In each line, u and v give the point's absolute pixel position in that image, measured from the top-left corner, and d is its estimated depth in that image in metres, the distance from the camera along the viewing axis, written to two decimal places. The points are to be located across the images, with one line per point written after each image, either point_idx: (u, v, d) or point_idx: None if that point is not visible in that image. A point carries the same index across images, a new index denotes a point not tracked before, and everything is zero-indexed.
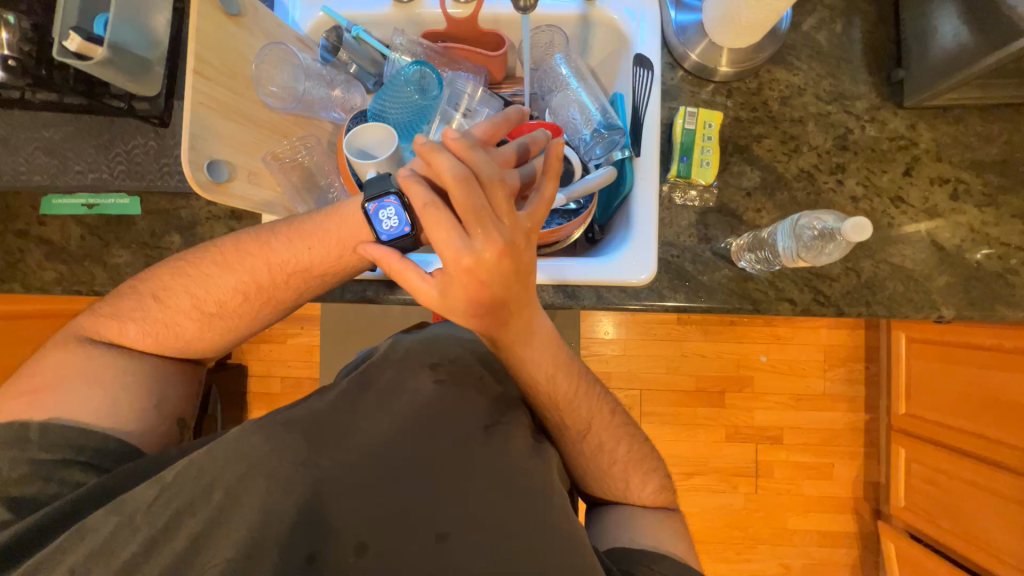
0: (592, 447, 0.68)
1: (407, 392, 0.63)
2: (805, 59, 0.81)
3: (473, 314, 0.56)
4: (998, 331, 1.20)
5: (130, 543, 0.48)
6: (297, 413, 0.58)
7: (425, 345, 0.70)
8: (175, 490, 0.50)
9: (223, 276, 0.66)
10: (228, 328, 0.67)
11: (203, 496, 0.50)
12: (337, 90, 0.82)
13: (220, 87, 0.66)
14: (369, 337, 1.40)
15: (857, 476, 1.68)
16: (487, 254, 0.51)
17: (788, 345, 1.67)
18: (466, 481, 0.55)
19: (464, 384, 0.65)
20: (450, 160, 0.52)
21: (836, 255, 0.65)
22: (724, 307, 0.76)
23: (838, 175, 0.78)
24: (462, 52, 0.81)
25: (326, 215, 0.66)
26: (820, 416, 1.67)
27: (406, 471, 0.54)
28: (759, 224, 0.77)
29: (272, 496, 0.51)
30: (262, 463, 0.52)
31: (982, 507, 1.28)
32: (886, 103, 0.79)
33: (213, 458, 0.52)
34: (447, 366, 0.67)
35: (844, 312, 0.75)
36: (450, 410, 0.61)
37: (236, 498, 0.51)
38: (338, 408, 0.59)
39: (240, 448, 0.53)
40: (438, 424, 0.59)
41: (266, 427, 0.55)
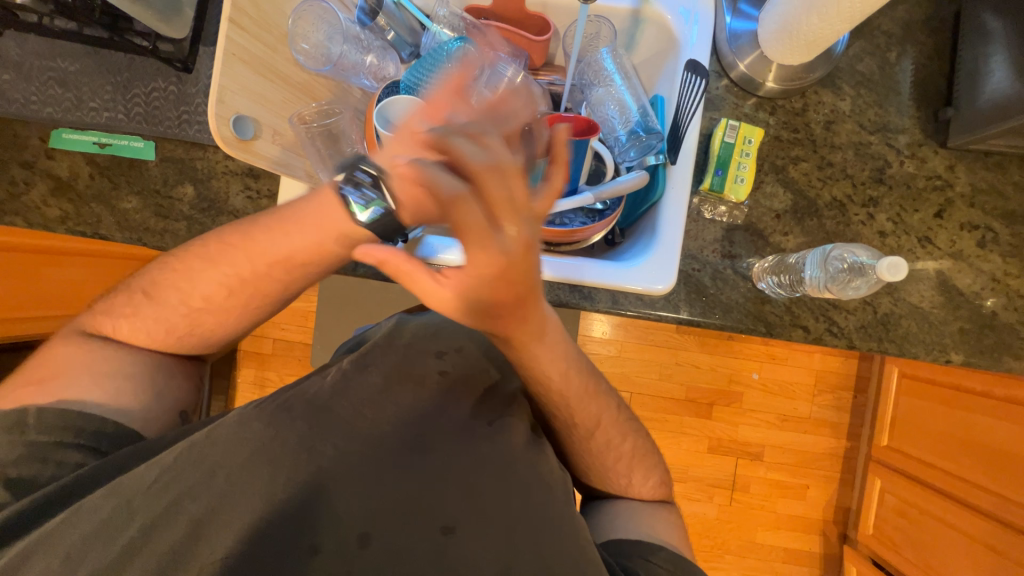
0: (589, 444, 0.68)
1: (415, 378, 0.62)
2: (854, 85, 0.79)
3: (482, 310, 0.53)
4: (991, 379, 1.22)
5: (131, 507, 0.48)
6: (300, 398, 0.57)
7: (431, 332, 0.68)
8: (177, 471, 0.50)
9: (204, 274, 0.63)
10: (218, 324, 0.65)
11: (205, 481, 0.50)
12: (371, 56, 0.77)
13: (254, 39, 0.63)
14: (369, 309, 1.39)
15: (829, 499, 1.72)
16: (520, 252, 0.47)
17: (781, 365, 1.68)
18: (472, 477, 0.55)
19: (472, 375, 0.65)
20: (469, 146, 0.46)
21: (864, 289, 0.67)
22: (737, 326, 0.75)
23: (870, 208, 0.77)
24: (505, 32, 0.78)
25: (332, 190, 0.61)
26: (802, 438, 1.70)
27: (409, 468, 0.54)
28: (784, 247, 0.77)
29: (277, 476, 0.51)
30: (265, 450, 0.52)
31: (947, 545, 1.31)
32: (929, 140, 0.78)
33: (213, 445, 0.51)
34: (454, 355, 0.66)
35: (855, 345, 0.75)
36: (458, 403, 0.61)
37: (240, 472, 0.50)
38: (344, 390, 0.59)
39: (246, 426, 0.53)
40: (446, 416, 0.59)
41: (267, 415, 0.55)
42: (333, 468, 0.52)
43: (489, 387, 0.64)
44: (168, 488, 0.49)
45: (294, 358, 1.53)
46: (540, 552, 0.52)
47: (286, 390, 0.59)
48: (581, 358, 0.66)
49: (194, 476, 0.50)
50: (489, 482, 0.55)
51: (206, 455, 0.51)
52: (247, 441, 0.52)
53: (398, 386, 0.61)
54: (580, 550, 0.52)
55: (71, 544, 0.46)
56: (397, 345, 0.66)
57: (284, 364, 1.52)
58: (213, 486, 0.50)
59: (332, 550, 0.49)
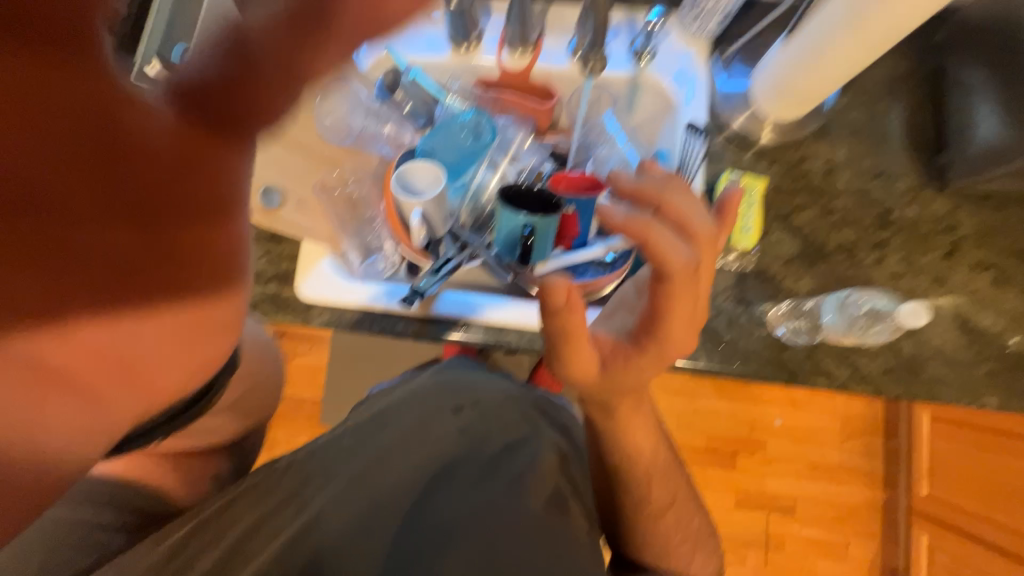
0: (614, 507, 0.65)
1: (431, 438, 0.61)
2: (846, 136, 0.83)
3: (626, 373, 0.48)
4: None
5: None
6: (315, 460, 0.60)
7: (446, 386, 0.67)
8: (197, 547, 0.52)
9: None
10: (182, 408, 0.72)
11: (214, 555, 0.52)
12: (389, 126, 0.84)
13: (284, 118, 0.68)
14: (381, 363, 1.38)
15: (873, 559, 1.58)
16: (682, 323, 0.44)
17: (804, 410, 1.62)
18: (475, 543, 0.52)
19: (490, 430, 0.61)
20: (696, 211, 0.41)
21: (883, 334, 0.72)
22: (758, 374, 0.74)
23: (878, 252, 0.78)
24: (512, 100, 0.84)
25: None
26: (835, 489, 1.60)
27: (405, 540, 0.52)
28: (797, 293, 0.77)
29: (281, 547, 0.52)
30: (271, 519, 0.54)
31: None
32: (927, 185, 0.80)
33: (229, 516, 0.56)
34: (471, 409, 0.64)
35: (882, 391, 0.73)
36: (469, 463, 0.58)
37: (246, 544, 0.53)
38: (363, 450, 0.60)
39: (261, 499, 0.57)
40: (462, 477, 0.57)
41: (280, 481, 0.58)
42: (355, 533, 0.53)
43: (513, 441, 0.60)
44: (187, 564, 0.51)
45: (303, 416, 1.50)
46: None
47: (307, 451, 0.61)
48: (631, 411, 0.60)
49: (213, 551, 0.52)
50: (494, 552, 0.51)
51: (218, 530, 0.54)
52: (259, 513, 0.55)
53: (415, 442, 0.60)
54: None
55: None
56: (413, 400, 0.65)
57: (293, 423, 1.50)
58: (233, 564, 0.51)
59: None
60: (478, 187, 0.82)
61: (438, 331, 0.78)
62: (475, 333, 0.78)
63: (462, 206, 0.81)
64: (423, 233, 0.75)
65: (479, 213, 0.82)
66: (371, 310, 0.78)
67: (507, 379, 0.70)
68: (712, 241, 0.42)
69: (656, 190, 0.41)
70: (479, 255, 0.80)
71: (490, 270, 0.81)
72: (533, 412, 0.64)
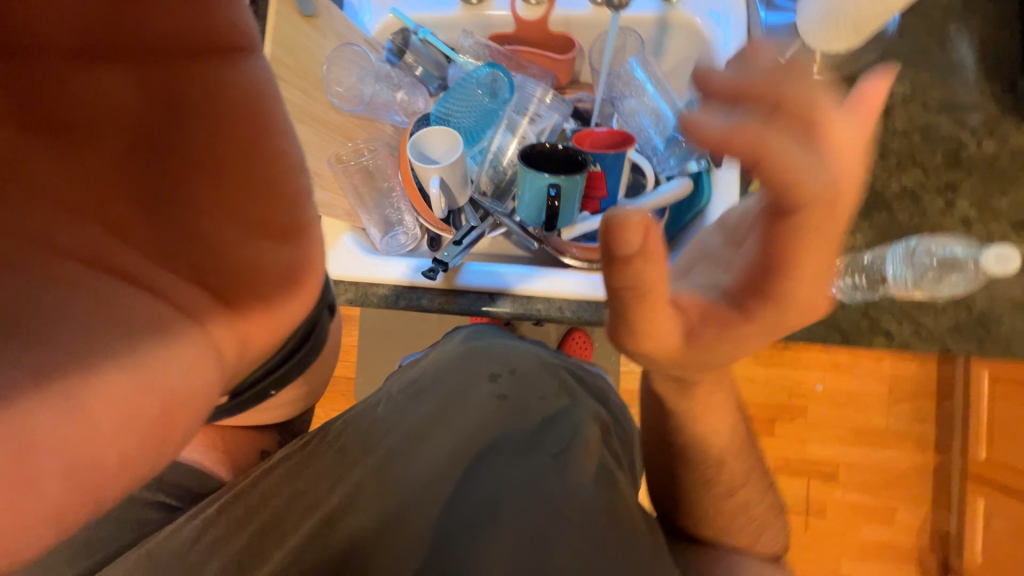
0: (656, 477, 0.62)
1: (470, 404, 0.59)
2: (909, 66, 0.73)
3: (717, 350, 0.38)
4: None
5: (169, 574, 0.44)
6: (352, 435, 0.57)
7: (484, 356, 0.68)
8: (223, 536, 0.46)
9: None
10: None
11: (244, 529, 0.47)
12: (401, 92, 0.79)
13: (293, 89, 0.66)
14: (409, 341, 1.40)
15: (923, 524, 1.53)
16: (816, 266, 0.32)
17: (848, 374, 1.54)
18: (530, 500, 0.47)
19: (528, 396, 0.61)
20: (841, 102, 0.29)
21: (960, 283, 0.66)
22: (811, 334, 0.68)
23: (947, 195, 0.70)
24: (529, 54, 0.78)
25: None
26: (882, 455, 1.53)
27: (458, 500, 0.48)
28: (853, 246, 0.70)
29: (317, 519, 0.47)
30: (307, 492, 0.50)
31: None
32: (1008, 116, 0.70)
33: (259, 492, 0.51)
34: (508, 377, 0.63)
35: (951, 350, 0.66)
36: (516, 425, 0.56)
37: (277, 518, 0.48)
38: (399, 421, 0.57)
39: (293, 475, 0.52)
40: (505, 444, 0.54)
41: (314, 456, 0.55)
42: (393, 504, 0.48)
43: (552, 407, 0.59)
44: (215, 550, 0.45)
45: (338, 394, 1.54)
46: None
47: (339, 427, 0.59)
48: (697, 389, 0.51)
49: (242, 536, 0.46)
50: (558, 512, 0.46)
51: (248, 505, 0.50)
52: (292, 487, 0.51)
53: (451, 412, 0.58)
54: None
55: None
56: (448, 369, 0.65)
57: (329, 401, 1.54)
58: (265, 553, 0.45)
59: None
60: (496, 152, 0.77)
61: (466, 305, 0.75)
62: (502, 305, 0.75)
63: (481, 172, 0.78)
64: (443, 205, 0.71)
65: (500, 179, 0.78)
66: (393, 286, 0.75)
67: (535, 349, 0.73)
68: (863, 147, 0.29)
69: (767, 82, 0.29)
70: (502, 224, 0.76)
71: (514, 238, 0.81)
72: (565, 380, 0.66)
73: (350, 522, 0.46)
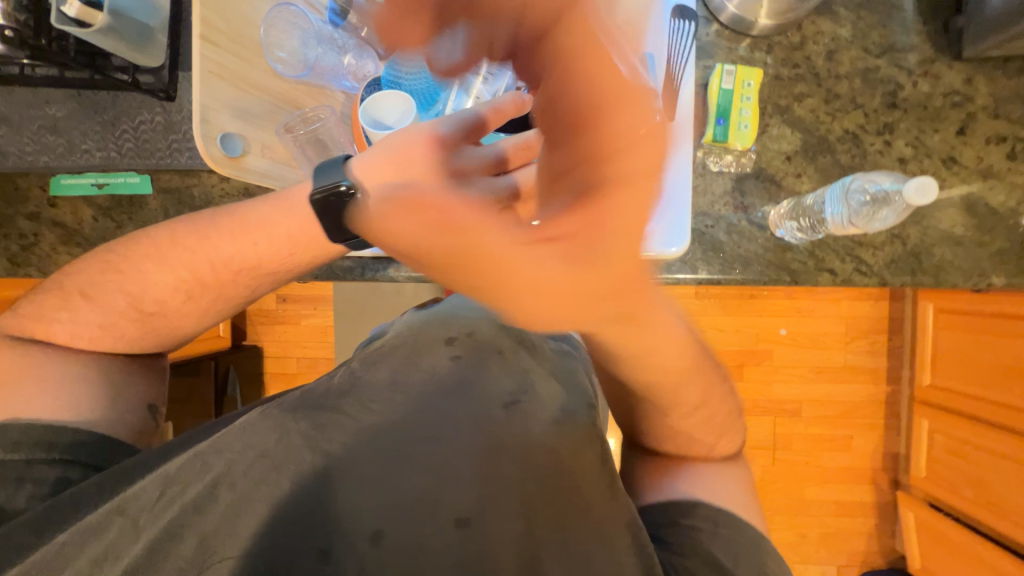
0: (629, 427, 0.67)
1: (423, 366, 0.65)
2: (853, 8, 0.75)
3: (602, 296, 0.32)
4: (1006, 299, 1.20)
5: (137, 525, 0.49)
6: (302, 399, 0.60)
7: (440, 320, 0.72)
8: (180, 483, 0.51)
9: (160, 273, 0.63)
10: (168, 328, 0.66)
11: (200, 475, 0.52)
12: (349, 56, 0.75)
13: (230, 55, 0.62)
14: (383, 313, 1.40)
15: (876, 447, 1.66)
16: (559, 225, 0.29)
17: (809, 318, 1.61)
18: (481, 464, 0.54)
19: (481, 357, 0.66)
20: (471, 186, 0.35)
21: (892, 218, 0.66)
22: (760, 279, 0.73)
23: (886, 136, 0.73)
24: None
25: (299, 192, 0.62)
26: (842, 389, 1.64)
27: (407, 466, 0.54)
28: (799, 190, 0.73)
29: (282, 478, 0.52)
30: (269, 455, 0.54)
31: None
32: (942, 55, 0.74)
33: (217, 449, 0.54)
34: (464, 340, 0.69)
35: (886, 281, 0.72)
36: (473, 391, 0.62)
37: (245, 483, 0.52)
38: (358, 391, 0.61)
39: (253, 430, 0.55)
40: (456, 405, 0.60)
41: (272, 418, 0.57)
42: (336, 456, 0.54)
43: (505, 371, 0.65)
44: (175, 497, 0.50)
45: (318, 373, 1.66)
46: (556, 527, 0.51)
47: (295, 396, 0.60)
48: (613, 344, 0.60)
49: (197, 484, 0.51)
50: (496, 478, 0.53)
51: (205, 459, 0.53)
52: (254, 446, 0.54)
53: (407, 376, 0.63)
54: (596, 525, 0.51)
55: (80, 567, 0.48)
56: (404, 339, 0.69)
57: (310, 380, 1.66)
58: (218, 498, 0.51)
59: (347, 545, 0.49)
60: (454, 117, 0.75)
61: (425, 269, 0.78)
62: None
63: None
64: None
65: None
66: (357, 257, 0.77)
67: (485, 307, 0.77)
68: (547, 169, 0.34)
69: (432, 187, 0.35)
70: None
71: None
72: (518, 340, 0.70)
73: (299, 470, 0.53)
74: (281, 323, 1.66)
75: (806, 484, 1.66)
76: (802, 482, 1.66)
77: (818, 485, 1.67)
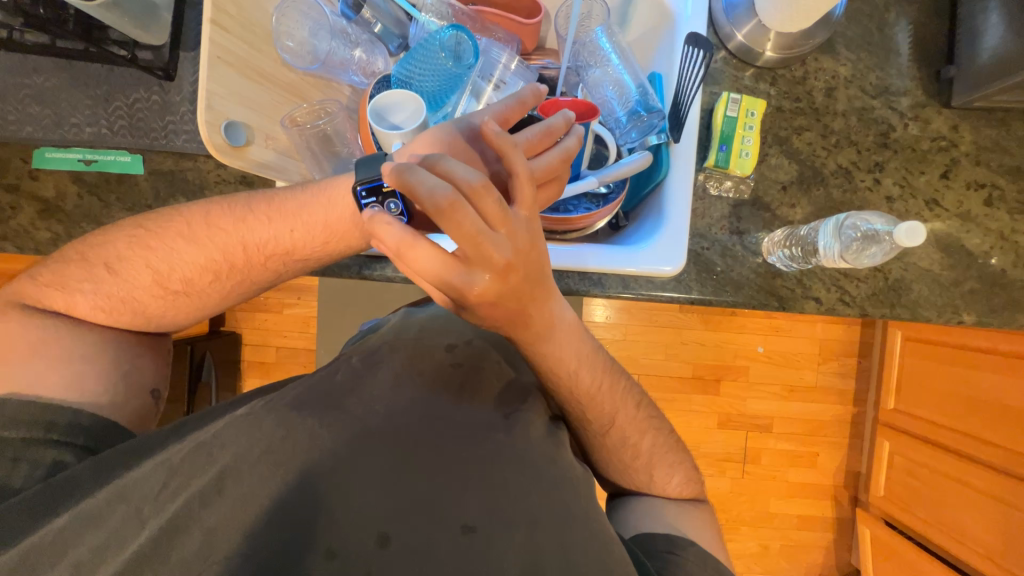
0: (614, 441, 0.69)
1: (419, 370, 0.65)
2: (852, 49, 0.79)
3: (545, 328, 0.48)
4: (972, 333, 1.27)
5: (140, 516, 0.47)
6: (301, 394, 0.58)
7: (436, 324, 0.72)
8: (186, 475, 0.49)
9: (190, 252, 0.62)
10: (194, 308, 0.65)
11: (201, 468, 0.50)
12: (359, 50, 0.75)
13: (239, 42, 0.61)
14: (367, 309, 1.38)
15: (839, 465, 1.73)
16: (519, 254, 0.49)
17: (785, 337, 1.67)
18: (489, 467, 0.54)
19: (476, 363, 0.66)
20: (472, 214, 0.45)
21: (880, 256, 0.69)
22: (750, 302, 0.75)
23: (876, 173, 0.77)
24: (494, 16, 0.76)
25: (337, 183, 0.63)
26: (811, 407, 1.70)
27: (413, 467, 0.53)
28: (792, 220, 0.76)
29: (288, 474, 0.50)
30: (273, 449, 0.51)
31: (974, 516, 1.31)
32: (932, 101, 0.78)
33: (220, 440, 0.51)
34: (463, 347, 0.69)
35: (868, 313, 0.75)
36: (476, 396, 0.62)
37: (250, 473, 0.50)
38: (362, 389, 0.60)
39: (256, 425, 0.53)
40: (460, 411, 0.60)
41: (276, 411, 0.55)
42: (341, 454, 0.52)
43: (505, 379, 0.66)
44: (181, 487, 0.48)
45: (298, 364, 1.62)
46: (567, 537, 0.50)
47: (297, 390, 0.58)
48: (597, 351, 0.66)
49: (203, 476, 0.49)
50: (505, 477, 0.54)
51: (205, 450, 0.51)
52: (258, 440, 0.52)
53: (410, 381, 0.62)
54: (603, 536, 0.52)
55: (79, 557, 0.45)
56: (403, 343, 0.68)
57: (289, 371, 1.62)
58: (223, 491, 0.49)
59: (356, 546, 0.47)
60: None
61: None
62: None
63: None
64: None
65: None
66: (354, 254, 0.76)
67: None
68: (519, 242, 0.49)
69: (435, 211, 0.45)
70: None
71: None
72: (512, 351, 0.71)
73: (306, 468, 0.51)
74: (262, 311, 1.62)
75: (772, 497, 1.72)
76: (768, 496, 1.72)
77: (784, 499, 1.73)
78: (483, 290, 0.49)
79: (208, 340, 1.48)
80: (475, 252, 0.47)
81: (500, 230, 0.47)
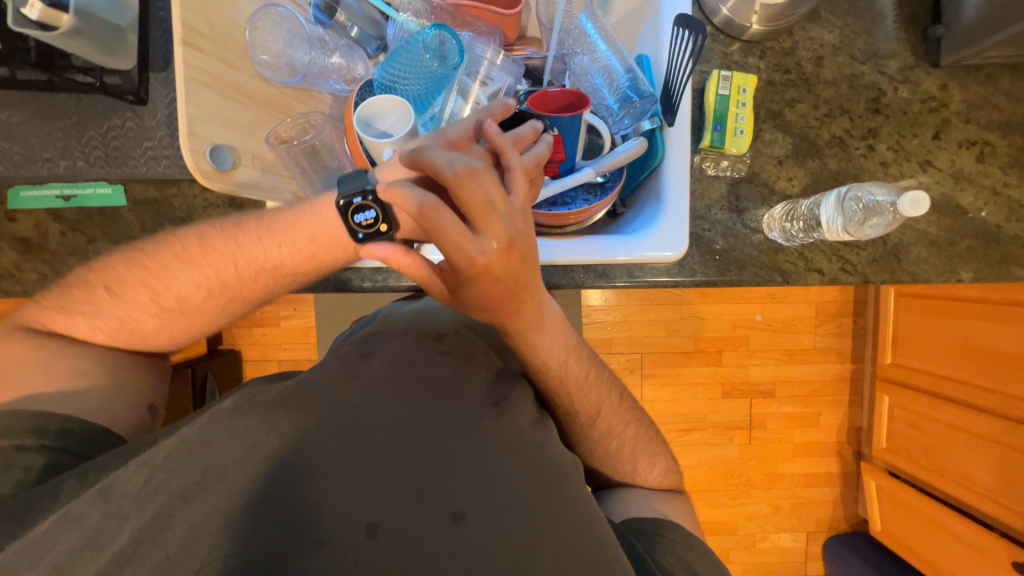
0: (601, 432, 0.69)
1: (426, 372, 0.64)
2: (839, 14, 0.78)
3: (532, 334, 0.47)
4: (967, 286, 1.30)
5: (120, 513, 0.45)
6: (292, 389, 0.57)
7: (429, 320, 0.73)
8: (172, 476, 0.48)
9: (177, 269, 0.61)
10: (187, 324, 0.63)
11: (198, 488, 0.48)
12: (336, 56, 0.73)
13: (214, 61, 0.58)
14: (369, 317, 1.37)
15: (841, 422, 1.77)
16: (522, 231, 0.50)
17: (781, 303, 1.69)
18: (483, 454, 0.54)
19: (474, 362, 0.66)
20: (483, 183, 0.47)
21: (882, 227, 0.70)
22: (754, 280, 0.75)
23: (870, 140, 0.77)
24: (473, 9, 0.74)
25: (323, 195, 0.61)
26: (812, 368, 1.74)
27: (405, 457, 0.52)
28: (791, 193, 0.76)
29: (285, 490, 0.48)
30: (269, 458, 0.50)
31: (975, 462, 1.36)
32: (920, 62, 0.77)
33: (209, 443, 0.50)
34: (452, 337, 0.71)
35: (870, 280, 0.76)
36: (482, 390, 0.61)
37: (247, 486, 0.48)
38: (358, 383, 0.59)
39: (240, 422, 0.52)
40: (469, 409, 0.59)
41: (269, 416, 0.53)
42: (348, 468, 0.50)
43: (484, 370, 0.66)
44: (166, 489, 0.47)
45: None
46: (577, 527, 0.51)
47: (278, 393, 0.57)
48: (580, 343, 0.67)
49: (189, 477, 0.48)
50: (500, 466, 0.53)
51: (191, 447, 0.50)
52: (254, 452, 0.50)
53: (409, 379, 0.60)
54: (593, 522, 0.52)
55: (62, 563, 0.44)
56: (392, 333, 0.70)
57: None
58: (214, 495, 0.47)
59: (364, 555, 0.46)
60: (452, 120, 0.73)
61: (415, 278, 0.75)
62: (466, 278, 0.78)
63: None
64: None
65: None
66: (357, 268, 0.75)
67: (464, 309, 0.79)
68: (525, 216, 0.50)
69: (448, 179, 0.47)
70: None
71: None
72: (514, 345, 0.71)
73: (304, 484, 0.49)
74: (259, 326, 1.60)
75: (781, 459, 1.77)
76: (777, 459, 1.76)
77: (793, 460, 1.78)
78: (490, 260, 0.47)
79: (206, 360, 1.46)
80: (483, 220, 0.47)
81: (503, 207, 0.49)
